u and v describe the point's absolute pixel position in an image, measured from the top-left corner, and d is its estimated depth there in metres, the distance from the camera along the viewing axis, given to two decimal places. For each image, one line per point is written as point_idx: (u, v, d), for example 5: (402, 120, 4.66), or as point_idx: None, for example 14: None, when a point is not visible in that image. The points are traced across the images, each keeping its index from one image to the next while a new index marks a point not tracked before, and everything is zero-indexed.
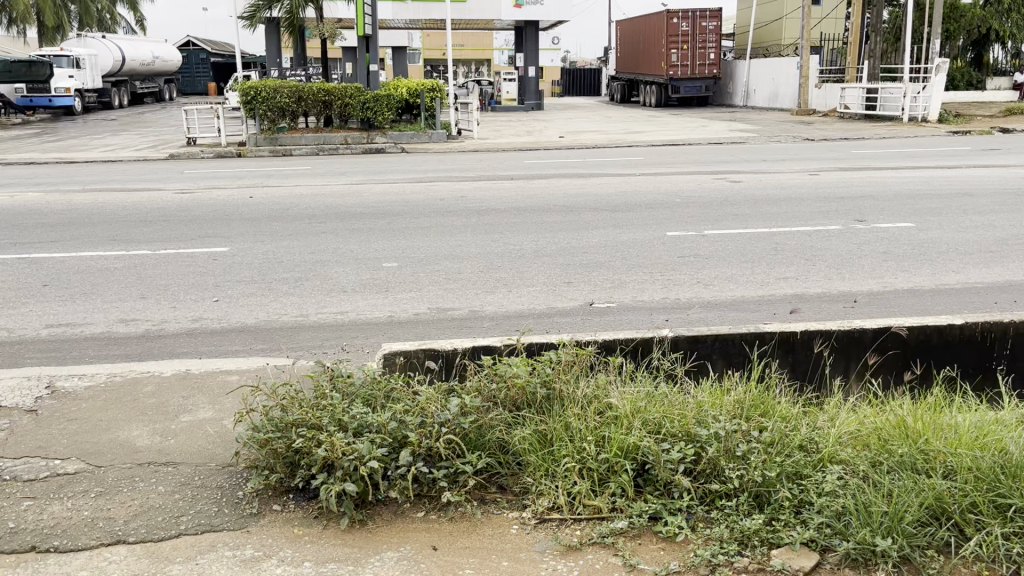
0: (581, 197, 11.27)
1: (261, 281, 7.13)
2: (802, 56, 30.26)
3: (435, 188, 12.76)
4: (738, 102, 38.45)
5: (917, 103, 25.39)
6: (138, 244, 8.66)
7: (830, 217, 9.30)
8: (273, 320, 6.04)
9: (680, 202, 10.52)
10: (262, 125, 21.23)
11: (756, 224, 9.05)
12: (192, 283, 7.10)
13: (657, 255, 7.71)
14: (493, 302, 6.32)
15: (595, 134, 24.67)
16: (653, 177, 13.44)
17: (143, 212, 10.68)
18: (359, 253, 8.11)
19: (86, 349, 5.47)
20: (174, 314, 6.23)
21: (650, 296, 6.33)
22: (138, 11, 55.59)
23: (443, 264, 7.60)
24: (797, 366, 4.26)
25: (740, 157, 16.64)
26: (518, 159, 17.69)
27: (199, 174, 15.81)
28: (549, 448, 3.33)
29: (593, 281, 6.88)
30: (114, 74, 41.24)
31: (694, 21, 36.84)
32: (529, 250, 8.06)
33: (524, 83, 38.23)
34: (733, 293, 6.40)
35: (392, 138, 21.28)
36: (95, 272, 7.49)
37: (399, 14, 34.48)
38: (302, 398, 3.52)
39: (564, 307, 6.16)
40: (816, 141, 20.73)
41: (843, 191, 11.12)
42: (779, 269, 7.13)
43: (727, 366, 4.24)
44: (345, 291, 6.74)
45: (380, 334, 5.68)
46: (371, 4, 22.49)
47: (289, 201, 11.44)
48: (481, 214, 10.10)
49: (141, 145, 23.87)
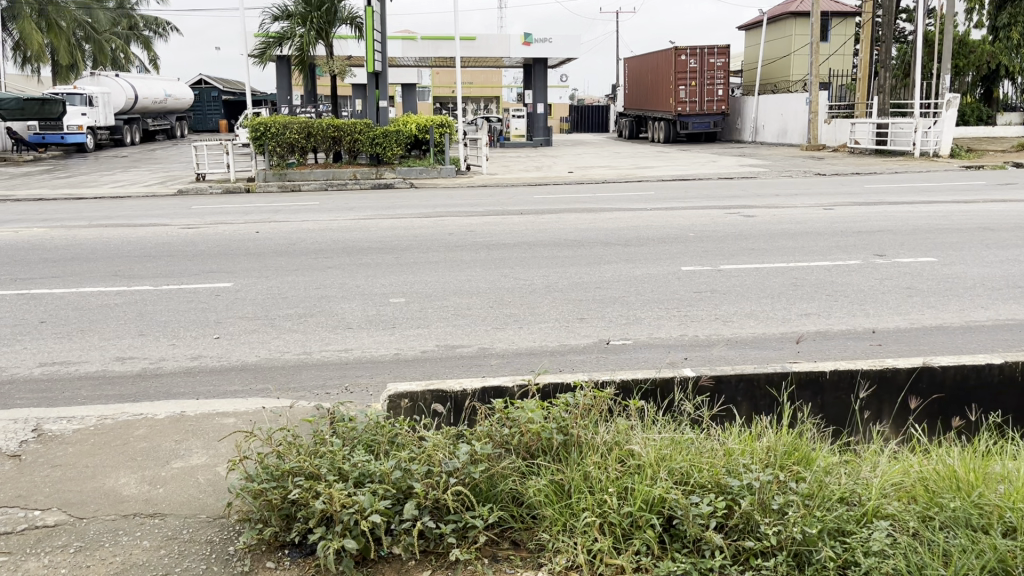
0: (593, 232, 11.08)
1: (263, 317, 6.93)
2: (811, 92, 30.23)
3: (444, 222, 12.61)
4: (747, 138, 38.45)
5: (928, 138, 25.24)
6: (140, 280, 8.50)
7: (849, 252, 9.07)
8: (275, 358, 5.82)
9: (693, 237, 10.32)
10: (271, 161, 21.21)
11: (772, 259, 8.81)
12: (192, 319, 6.90)
13: (673, 290, 7.48)
14: (504, 339, 6.08)
15: (604, 169, 24.55)
16: (665, 211, 13.26)
17: (147, 247, 10.54)
18: (366, 288, 7.89)
19: (79, 389, 5.24)
20: (173, 351, 6.01)
21: (668, 333, 6.08)
22: (151, 50, 56.38)
23: (452, 299, 7.39)
24: (828, 409, 4.01)
25: (752, 192, 16.44)
26: (527, 194, 17.55)
27: (206, 209, 15.70)
28: (567, 501, 3.06)
29: (607, 316, 6.65)
30: (126, 112, 41.60)
31: (702, 58, 36.98)
32: (540, 285, 7.85)
33: (533, 119, 38.36)
34: (753, 330, 6.16)
35: (401, 174, 21.23)
36: (94, 308, 7.31)
37: (409, 52, 34.73)
38: (299, 444, 3.29)
39: (577, 344, 5.92)
40: (827, 177, 20.55)
41: (859, 226, 10.89)
42: (800, 304, 6.88)
43: (753, 410, 3.99)
44: (351, 327, 6.53)
45: (387, 372, 5.45)
46: (380, 41, 22.57)
47: (297, 236, 11.29)
48: (490, 249, 9.91)
49: (150, 181, 23.91)
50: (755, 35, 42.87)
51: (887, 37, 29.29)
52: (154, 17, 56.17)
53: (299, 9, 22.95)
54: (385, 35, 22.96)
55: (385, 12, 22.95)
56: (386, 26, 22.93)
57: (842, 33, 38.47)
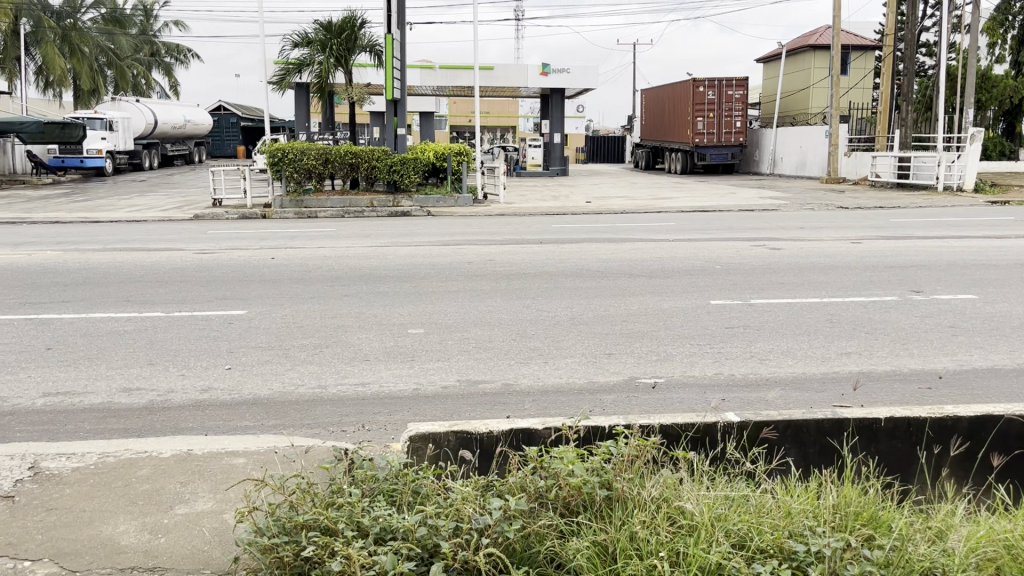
0: (616, 263, 10.78)
1: (277, 347, 6.65)
2: (832, 125, 29.95)
3: (463, 250, 12.35)
4: (766, 170, 38.18)
5: (952, 172, 24.88)
6: (151, 305, 8.26)
7: (883, 287, 8.74)
8: (288, 392, 5.52)
9: (720, 269, 10.02)
10: (288, 187, 21.07)
11: (803, 294, 8.48)
12: (203, 349, 6.63)
13: (703, 325, 7.16)
14: (529, 374, 5.78)
15: (622, 200, 24.28)
16: (689, 243, 12.96)
17: (160, 272, 10.33)
18: (384, 318, 7.62)
19: (83, 423, 4.98)
20: (183, 383, 5.74)
21: (702, 371, 5.78)
22: (172, 77, 56.97)
23: (473, 330, 7.11)
24: (887, 458, 3.74)
25: (775, 225, 16.10)
26: (545, 223, 17.31)
27: (221, 234, 15.53)
28: (613, 567, 2.73)
29: (636, 351, 6.35)
30: (146, 137, 41.85)
31: (720, 89, 36.87)
32: (564, 318, 7.55)
33: (549, 149, 38.26)
34: (793, 370, 5.84)
35: (417, 202, 21.06)
36: (103, 335, 7.06)
37: (427, 81, 34.80)
38: (314, 493, 3.01)
39: (606, 382, 5.59)
40: (851, 210, 20.17)
41: (892, 260, 10.55)
42: (839, 342, 6.56)
43: (802, 460, 3.72)
44: (369, 360, 6.24)
45: (406, 409, 5.16)
46: (400, 68, 22.52)
47: (313, 263, 11.06)
48: (511, 278, 9.64)
49: (166, 206, 23.90)
50: (774, 68, 42.83)
51: (909, 70, 29.07)
52: (176, 43, 56.86)
53: (320, 37, 22.99)
54: (405, 63, 22.94)
55: (405, 40, 22.96)
56: (406, 53, 22.92)
57: (861, 66, 38.38)
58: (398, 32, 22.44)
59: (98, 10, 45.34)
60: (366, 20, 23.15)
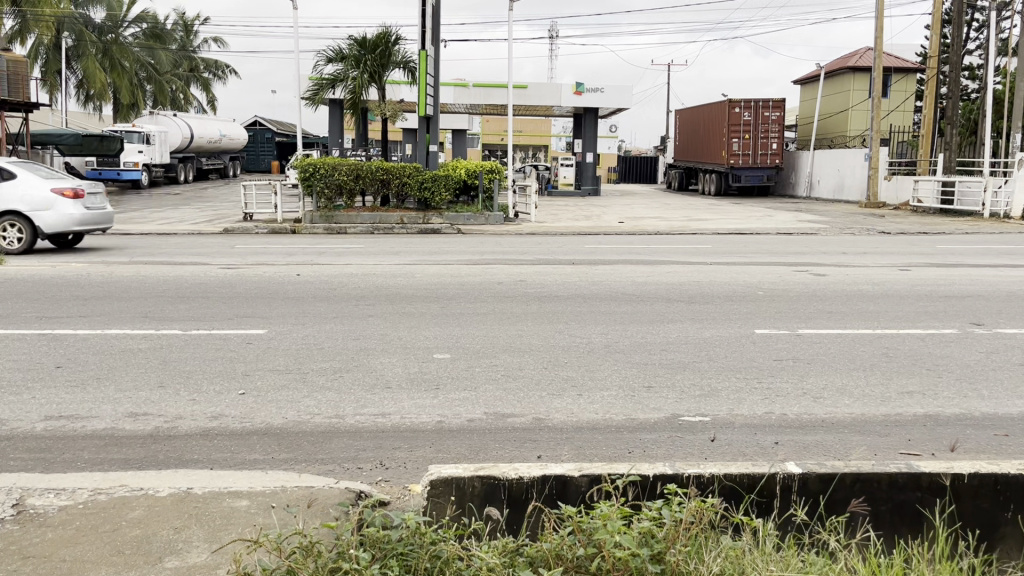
0: (653, 286, 10.33)
1: (295, 371, 6.28)
2: (873, 147, 29.20)
3: (493, 270, 11.96)
4: (802, 193, 37.48)
5: (999, 199, 24.02)
6: (169, 323, 7.96)
7: (940, 319, 8.18)
8: (302, 422, 5.13)
9: (762, 296, 9.52)
10: (318, 203, 20.89)
11: (854, 324, 7.96)
12: (216, 371, 6.29)
13: (749, 358, 6.67)
14: (562, 409, 5.34)
15: (656, 221, 23.80)
16: (728, 267, 12.46)
17: (182, 287, 10.08)
18: (408, 341, 7.23)
19: (82, 451, 4.65)
20: (192, 408, 5.39)
21: (750, 410, 5.31)
22: (210, 92, 57.62)
23: (501, 357, 6.70)
24: (968, 517, 3.54)
25: (816, 249, 15.52)
26: (577, 243, 16.88)
27: (248, 249, 15.30)
28: None
29: (678, 385, 5.89)
30: (182, 151, 42.22)
31: (757, 110, 36.28)
32: (599, 345, 7.11)
33: (581, 169, 37.88)
34: (850, 410, 5.34)
35: (448, 220, 20.77)
36: (116, 353, 6.76)
37: (461, 98, 34.68)
38: (321, 555, 2.64)
39: (646, 420, 5.13)
40: (893, 236, 19.48)
41: (945, 290, 9.96)
42: (899, 380, 6.04)
43: (869, 516, 3.54)
44: (391, 387, 5.84)
45: (428, 444, 4.76)
46: (433, 85, 22.27)
47: (340, 280, 10.75)
48: (543, 301, 9.22)
49: (198, 219, 23.80)
50: (812, 90, 42.17)
51: (954, 94, 28.30)
52: (214, 59, 57.56)
53: (354, 52, 22.87)
54: (439, 80, 22.72)
55: (439, 56, 22.75)
56: (439, 70, 22.72)
57: (902, 89, 37.61)
58: (432, 48, 22.23)
59: (139, 24, 46.00)
60: (400, 36, 23.01)
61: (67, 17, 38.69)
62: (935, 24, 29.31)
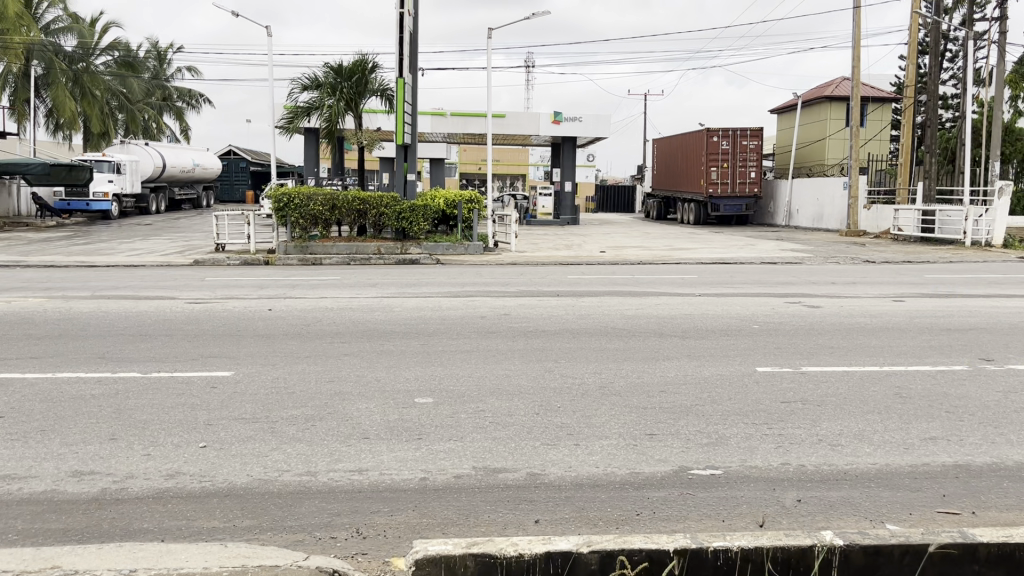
0: (643, 320, 9.87)
1: (263, 420, 5.71)
2: (852, 176, 29.15)
3: (476, 303, 11.47)
4: (781, 222, 37.47)
5: (980, 227, 23.94)
6: (127, 365, 7.36)
7: (947, 354, 7.77)
8: (268, 481, 4.58)
9: (758, 330, 9.10)
10: (293, 233, 20.31)
11: (859, 360, 7.54)
12: (174, 420, 5.71)
13: (754, 400, 6.20)
14: (559, 462, 4.84)
15: (638, 250, 23.48)
16: (718, 298, 12.05)
17: (145, 324, 9.47)
18: (386, 384, 6.68)
19: (14, 522, 4.07)
20: (146, 466, 4.82)
21: (766, 462, 4.84)
22: (183, 121, 56.96)
23: (488, 400, 6.18)
24: None
25: (804, 279, 15.20)
26: (560, 273, 16.42)
27: (219, 282, 14.69)
28: None
29: (684, 433, 5.39)
30: (154, 180, 41.50)
31: (734, 139, 36.28)
32: (592, 385, 6.63)
33: (560, 198, 37.60)
34: (874, 460, 4.88)
35: (426, 249, 20.29)
36: (65, 400, 6.16)
37: (438, 127, 34.39)
38: None
39: (652, 474, 4.65)
40: (878, 265, 19.23)
41: (945, 322, 9.61)
42: (920, 423, 5.60)
43: None
44: (369, 438, 5.30)
45: (410, 506, 4.22)
46: (411, 112, 21.89)
47: (313, 315, 10.19)
48: (530, 336, 8.72)
49: (168, 250, 23.11)
50: (788, 119, 42.38)
51: (931, 123, 28.39)
52: (188, 89, 57.03)
53: (330, 80, 22.50)
54: (416, 108, 22.36)
55: (417, 85, 22.41)
56: (417, 97, 22.35)
57: (878, 118, 37.84)
58: (409, 77, 21.87)
59: (111, 53, 45.39)
60: (377, 64, 22.67)
61: (37, 44, 37.93)
62: (910, 53, 29.45)
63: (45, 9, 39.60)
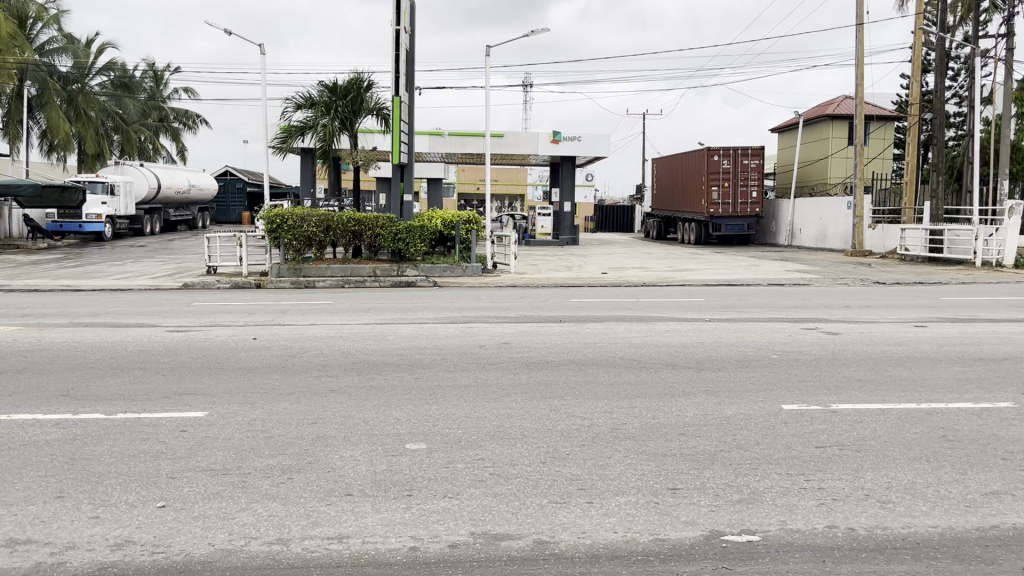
0: (653, 349, 9.22)
1: (233, 471, 5.06)
2: (857, 195, 28.59)
3: (473, 330, 10.84)
4: (783, 242, 36.92)
5: (990, 247, 23.34)
6: (91, 405, 6.70)
7: (992, 389, 7.13)
8: (232, 553, 3.92)
9: (776, 361, 8.48)
10: (286, 255, 19.69)
11: (894, 396, 6.89)
12: (133, 472, 5.05)
13: (784, 446, 5.53)
14: (573, 527, 4.17)
15: (641, 271, 22.90)
16: (729, 324, 11.41)
17: (117, 357, 8.78)
18: (376, 428, 5.99)
19: None
20: (91, 533, 4.16)
21: (810, 525, 4.19)
22: (179, 142, 56.67)
23: (488, 446, 5.53)
24: None
25: (816, 302, 14.62)
26: (561, 297, 15.82)
27: (208, 307, 14.08)
28: None
29: (711, 488, 4.72)
30: (148, 202, 40.97)
31: (735, 158, 35.82)
32: (605, 428, 5.97)
33: (559, 218, 37.01)
34: (930, 522, 4.23)
35: (423, 271, 19.71)
36: (13, 448, 5.50)
37: (436, 147, 33.91)
38: None
39: (678, 541, 4.01)
40: (889, 286, 18.66)
41: (976, 351, 8.98)
42: (977, 473, 4.96)
43: None
44: (353, 495, 4.63)
45: None
46: (408, 132, 21.37)
47: (299, 345, 9.50)
48: (532, 368, 8.08)
49: (158, 273, 22.48)
50: (789, 138, 42.00)
51: (937, 141, 27.92)
52: (184, 109, 56.70)
53: (324, 98, 21.95)
54: (413, 127, 21.81)
55: (413, 104, 21.87)
56: (414, 117, 21.83)
57: (881, 137, 37.43)
58: (405, 95, 21.30)
59: (107, 74, 45.01)
60: (372, 82, 22.13)
61: (31, 64, 37.41)
62: (915, 72, 29.03)
63: (39, 29, 39.13)
